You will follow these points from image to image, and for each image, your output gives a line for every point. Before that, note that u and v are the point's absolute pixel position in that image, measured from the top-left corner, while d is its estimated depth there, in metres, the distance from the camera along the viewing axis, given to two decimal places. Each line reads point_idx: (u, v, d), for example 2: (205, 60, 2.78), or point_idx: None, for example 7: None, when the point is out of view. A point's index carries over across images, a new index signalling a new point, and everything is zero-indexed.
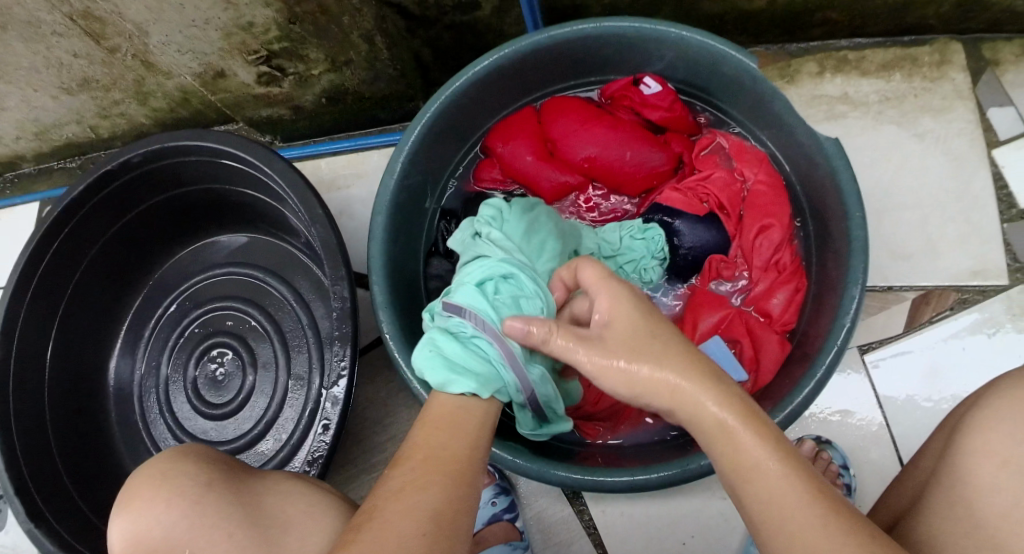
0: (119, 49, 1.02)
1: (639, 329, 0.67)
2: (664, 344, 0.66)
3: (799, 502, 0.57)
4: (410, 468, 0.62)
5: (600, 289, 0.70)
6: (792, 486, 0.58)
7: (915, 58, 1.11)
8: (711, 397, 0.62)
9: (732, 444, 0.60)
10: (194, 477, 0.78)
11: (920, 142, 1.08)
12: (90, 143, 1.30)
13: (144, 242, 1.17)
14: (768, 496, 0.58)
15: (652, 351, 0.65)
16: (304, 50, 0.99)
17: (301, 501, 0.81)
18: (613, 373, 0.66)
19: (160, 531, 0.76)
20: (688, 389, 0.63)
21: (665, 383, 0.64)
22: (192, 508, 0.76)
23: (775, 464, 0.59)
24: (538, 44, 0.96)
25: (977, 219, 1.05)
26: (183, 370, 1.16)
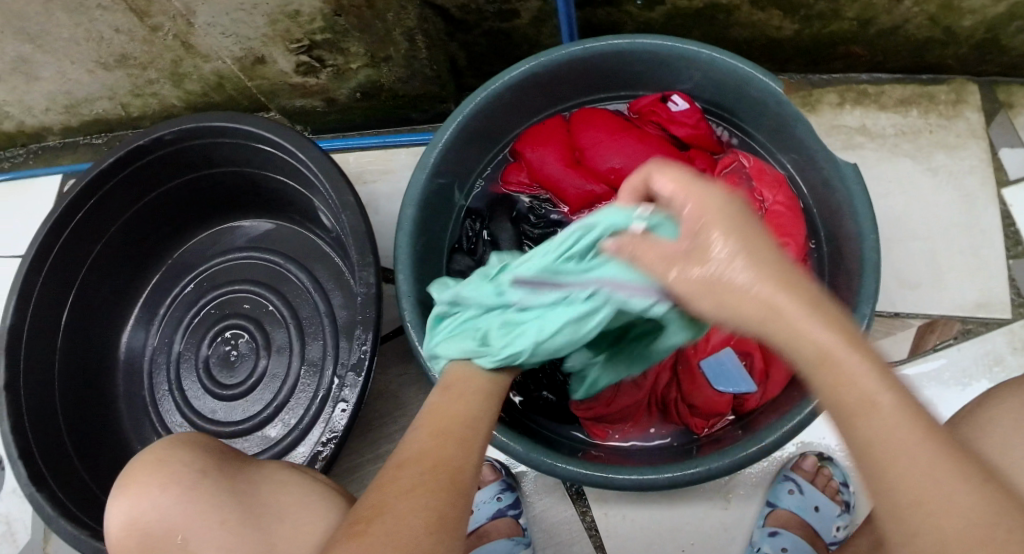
0: (161, 28, 1.04)
1: (740, 228, 0.55)
2: (771, 258, 0.54)
3: (909, 446, 0.49)
4: (417, 469, 0.58)
5: (690, 197, 0.57)
6: (902, 426, 0.49)
7: (932, 96, 1.15)
8: (817, 320, 0.52)
9: (839, 374, 0.51)
10: (188, 465, 0.77)
11: (933, 176, 1.12)
12: (118, 120, 1.32)
13: (167, 220, 1.18)
14: (873, 437, 0.49)
15: (754, 260, 0.54)
16: (345, 43, 1.01)
17: (297, 491, 0.80)
18: (721, 283, 0.55)
19: (156, 516, 0.76)
20: (793, 310, 0.52)
21: (763, 298, 0.53)
22: (187, 495, 0.76)
23: (885, 398, 0.50)
24: (574, 55, 0.99)
25: (983, 254, 1.09)
26: (196, 349, 1.17)
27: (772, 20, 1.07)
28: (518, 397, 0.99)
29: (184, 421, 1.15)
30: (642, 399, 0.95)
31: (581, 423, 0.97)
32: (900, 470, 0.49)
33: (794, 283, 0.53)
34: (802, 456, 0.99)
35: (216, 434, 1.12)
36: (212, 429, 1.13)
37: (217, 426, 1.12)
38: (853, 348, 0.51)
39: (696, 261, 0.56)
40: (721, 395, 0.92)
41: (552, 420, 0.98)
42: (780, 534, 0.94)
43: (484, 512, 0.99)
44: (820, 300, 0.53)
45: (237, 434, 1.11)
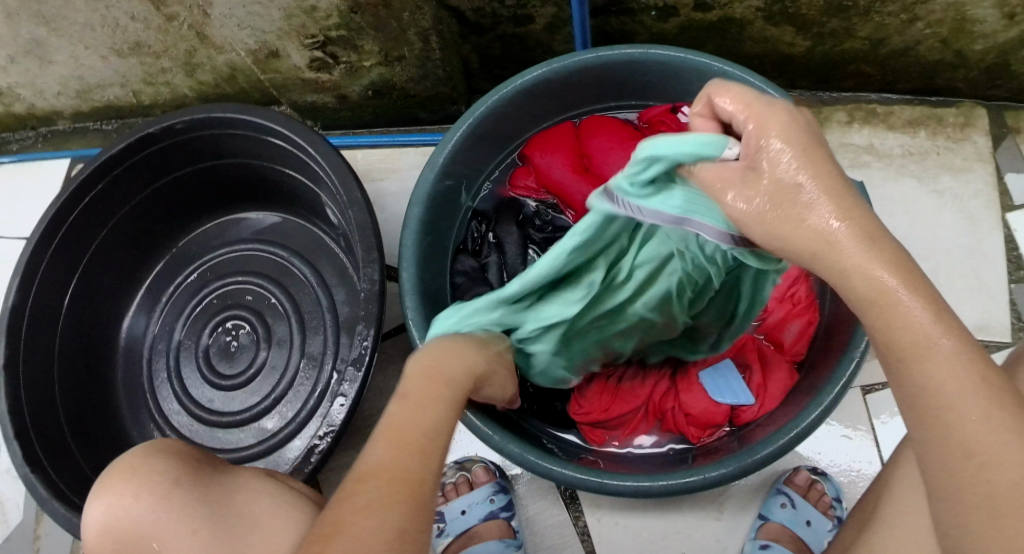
0: (177, 17, 1.04)
1: (805, 150, 0.56)
2: (835, 182, 0.56)
3: (972, 392, 0.54)
4: (376, 486, 0.57)
5: (752, 117, 0.58)
6: (965, 374, 0.54)
7: (940, 118, 1.16)
8: (883, 264, 0.55)
9: (903, 321, 0.55)
10: (162, 473, 0.79)
11: (938, 198, 1.12)
12: (129, 108, 1.32)
13: (173, 208, 1.19)
14: (937, 384, 0.54)
15: (819, 184, 0.55)
16: (359, 40, 1.02)
17: (269, 499, 0.82)
18: (772, 201, 0.56)
19: (129, 522, 0.78)
20: (852, 245, 0.55)
21: (821, 233, 0.55)
22: (158, 502, 0.78)
23: (948, 346, 0.54)
24: (587, 62, 0.99)
25: (985, 278, 1.09)
26: (196, 338, 1.17)
27: (784, 36, 1.08)
28: None
29: (180, 409, 1.15)
30: (640, 405, 0.95)
31: (579, 428, 0.98)
32: (962, 414, 0.54)
33: (865, 222, 0.55)
34: (795, 471, 0.99)
35: (213, 423, 1.12)
36: (208, 418, 1.13)
37: (214, 416, 1.13)
38: (919, 294, 0.55)
39: (759, 187, 0.57)
40: (718, 406, 0.92)
41: (549, 423, 0.99)
42: (770, 547, 0.94)
43: (476, 513, 0.98)
44: (884, 244, 0.56)
45: (234, 425, 1.11)
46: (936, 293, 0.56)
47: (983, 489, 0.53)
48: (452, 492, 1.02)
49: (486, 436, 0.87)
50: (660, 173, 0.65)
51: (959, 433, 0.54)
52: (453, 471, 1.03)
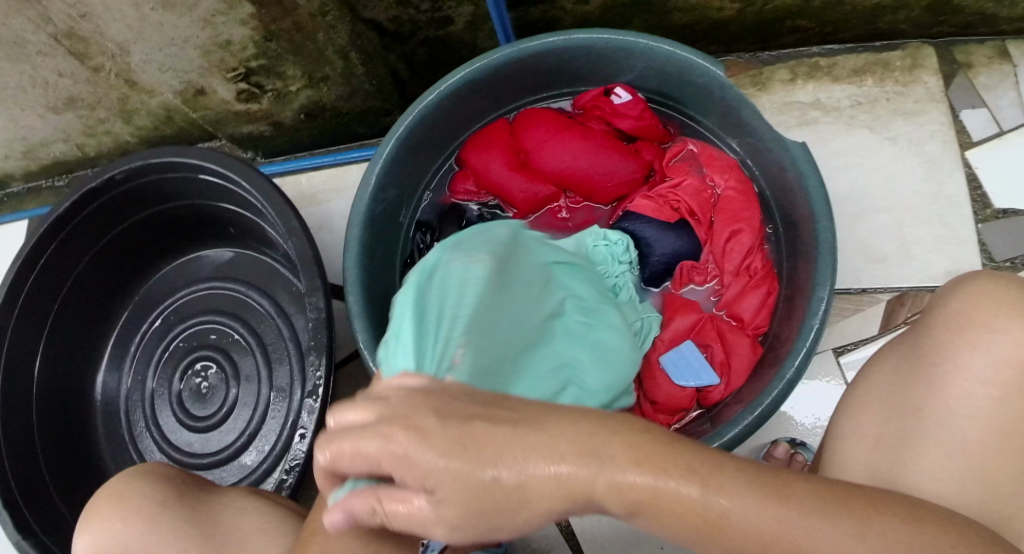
0: (103, 68, 1.04)
1: (466, 457, 0.48)
2: (468, 418, 0.50)
3: (771, 513, 0.50)
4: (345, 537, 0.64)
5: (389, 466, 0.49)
6: (756, 498, 0.50)
7: (887, 63, 1.14)
8: (621, 462, 0.49)
9: (674, 510, 0.49)
10: (149, 497, 0.79)
11: (892, 145, 1.11)
12: (76, 161, 1.32)
13: (130, 257, 1.19)
14: (728, 526, 0.50)
15: (429, 443, 0.49)
16: (281, 67, 1.01)
17: (258, 515, 0.80)
18: (518, 516, 0.49)
19: (120, 547, 0.78)
20: (546, 485, 0.49)
21: (557, 508, 0.49)
22: (145, 527, 0.77)
23: (721, 494, 0.49)
24: (510, 57, 0.96)
25: (949, 222, 1.08)
26: (168, 384, 1.17)
27: (711, 2, 1.05)
28: None
29: (162, 456, 1.16)
30: None
31: None
32: (753, 542, 0.50)
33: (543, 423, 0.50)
34: (773, 444, 0.99)
35: (195, 465, 1.13)
36: (189, 462, 1.13)
37: (195, 458, 1.13)
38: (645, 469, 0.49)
39: (402, 471, 0.49)
40: (683, 390, 0.91)
41: None
42: None
43: None
44: None
45: (215, 466, 1.12)
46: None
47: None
48: None
49: None
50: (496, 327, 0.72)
51: (771, 543, 0.50)
52: None
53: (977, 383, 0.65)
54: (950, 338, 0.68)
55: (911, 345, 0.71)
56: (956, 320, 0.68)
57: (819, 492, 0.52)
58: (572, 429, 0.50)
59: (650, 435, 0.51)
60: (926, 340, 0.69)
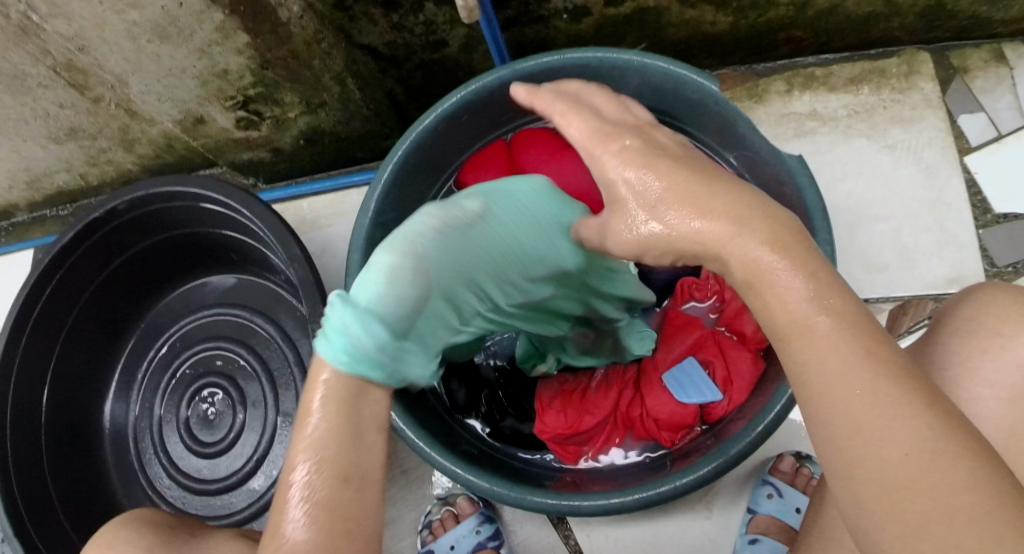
0: (103, 98, 1.05)
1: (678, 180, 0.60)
2: (685, 174, 0.61)
3: (857, 375, 0.51)
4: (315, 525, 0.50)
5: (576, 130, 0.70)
6: (848, 342, 0.52)
7: (884, 70, 1.14)
8: (760, 245, 0.55)
9: (793, 325, 0.54)
10: (136, 543, 0.78)
11: (891, 153, 1.11)
12: (79, 190, 1.33)
13: (135, 285, 1.20)
14: (824, 357, 0.52)
15: (657, 166, 0.62)
16: (278, 94, 1.02)
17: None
18: (689, 233, 0.58)
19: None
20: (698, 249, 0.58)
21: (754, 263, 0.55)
22: None
23: (827, 320, 0.53)
24: (505, 78, 0.97)
25: (950, 227, 1.08)
26: (175, 410, 1.18)
27: (704, 16, 1.05)
28: (485, 429, 0.99)
29: (171, 482, 1.16)
30: (607, 418, 0.94)
31: (549, 447, 0.96)
32: (846, 402, 0.51)
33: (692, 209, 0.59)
34: (779, 457, 0.98)
35: (204, 492, 1.13)
36: (198, 488, 1.14)
37: (203, 484, 1.14)
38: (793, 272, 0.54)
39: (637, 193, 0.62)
40: (685, 407, 0.91)
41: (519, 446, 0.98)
42: (760, 542, 0.93)
43: (465, 546, 0.97)
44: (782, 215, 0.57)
45: (224, 491, 1.12)
46: (823, 265, 0.55)
47: (870, 481, 0.50)
48: (439, 528, 1.00)
49: (455, 476, 0.87)
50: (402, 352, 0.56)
51: (863, 424, 0.51)
52: (437, 507, 1.02)
53: (987, 387, 0.67)
54: (965, 356, 0.68)
55: (926, 355, 0.71)
56: (968, 324, 0.69)
57: (906, 372, 0.52)
58: (766, 215, 0.57)
59: (795, 236, 0.56)
60: (937, 352, 0.71)
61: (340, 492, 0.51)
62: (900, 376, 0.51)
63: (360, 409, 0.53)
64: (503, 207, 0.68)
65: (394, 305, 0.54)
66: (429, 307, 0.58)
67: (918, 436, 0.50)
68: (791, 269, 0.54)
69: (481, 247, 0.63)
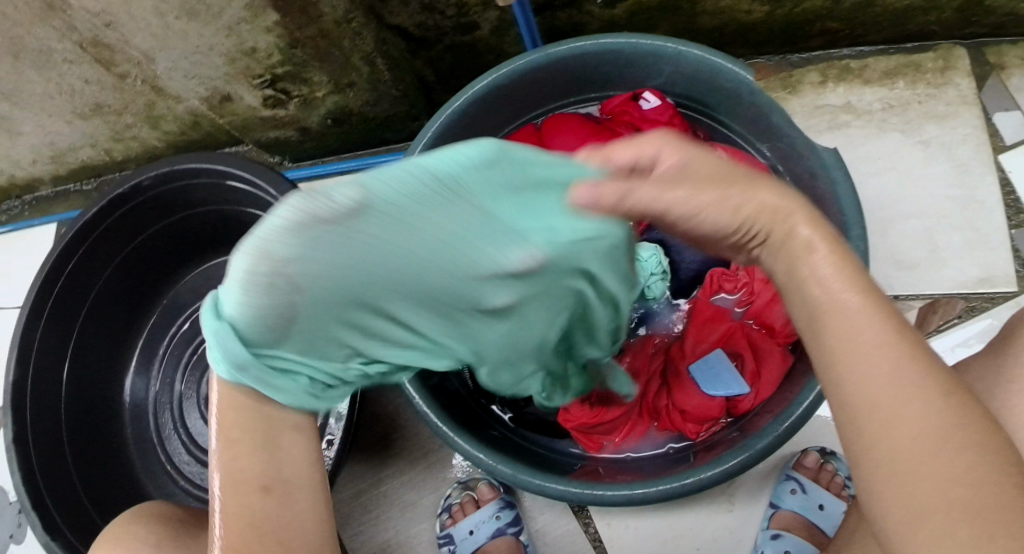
0: (129, 75, 1.04)
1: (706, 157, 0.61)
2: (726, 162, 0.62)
3: (880, 357, 0.51)
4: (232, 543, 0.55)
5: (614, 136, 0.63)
6: (879, 320, 0.52)
7: (918, 65, 1.12)
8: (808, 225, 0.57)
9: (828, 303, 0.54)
10: (144, 540, 0.77)
11: (925, 149, 1.09)
12: (104, 166, 1.33)
13: (158, 261, 1.20)
14: (852, 336, 0.52)
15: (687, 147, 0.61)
16: (306, 73, 1.01)
17: None
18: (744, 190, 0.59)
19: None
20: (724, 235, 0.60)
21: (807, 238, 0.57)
22: None
23: (860, 300, 0.53)
24: (536, 62, 0.95)
25: (982, 227, 1.07)
26: (196, 387, 1.18)
27: (740, 5, 1.04)
28: (509, 414, 0.99)
29: (190, 458, 1.17)
30: (633, 407, 0.94)
31: (572, 435, 0.96)
32: (870, 379, 0.51)
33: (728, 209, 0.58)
34: (803, 453, 0.97)
35: None
36: None
37: None
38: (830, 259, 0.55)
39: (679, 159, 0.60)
40: (711, 400, 0.90)
41: (542, 433, 0.98)
42: (782, 537, 0.92)
43: (484, 532, 0.97)
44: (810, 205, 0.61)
45: None
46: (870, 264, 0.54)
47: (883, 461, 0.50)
48: (459, 512, 1.00)
49: (477, 461, 0.87)
50: (271, 368, 0.57)
51: (882, 406, 0.50)
52: (457, 491, 1.02)
53: None
54: None
55: None
56: None
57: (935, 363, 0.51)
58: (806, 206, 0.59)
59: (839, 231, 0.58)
60: None
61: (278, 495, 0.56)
62: (928, 366, 0.51)
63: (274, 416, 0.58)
64: (396, 175, 0.51)
65: (244, 318, 0.53)
66: (298, 320, 0.54)
67: (936, 421, 0.49)
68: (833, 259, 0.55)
69: (372, 238, 0.51)
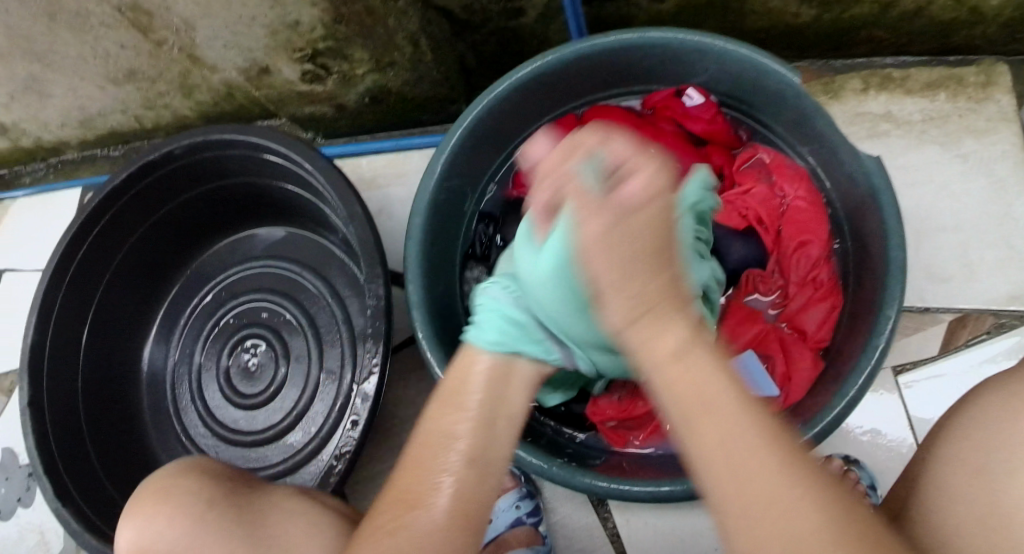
0: (166, 42, 1.03)
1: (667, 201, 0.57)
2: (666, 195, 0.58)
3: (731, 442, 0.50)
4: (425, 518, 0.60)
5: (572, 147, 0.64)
6: (713, 361, 0.52)
7: (961, 78, 1.11)
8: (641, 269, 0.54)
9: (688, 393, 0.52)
10: (194, 495, 0.76)
11: (963, 163, 1.08)
12: (133, 133, 1.32)
13: (183, 232, 1.19)
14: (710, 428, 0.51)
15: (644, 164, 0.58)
16: (349, 49, 1.00)
17: (304, 519, 0.79)
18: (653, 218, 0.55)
19: (163, 545, 0.75)
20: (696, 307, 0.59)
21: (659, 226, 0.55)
22: (192, 526, 0.75)
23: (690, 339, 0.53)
24: (581, 52, 0.94)
25: (1017, 245, 1.06)
26: (216, 359, 1.18)
27: (787, 7, 1.03)
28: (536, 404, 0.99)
29: (206, 431, 1.16)
30: None
31: (600, 429, 0.96)
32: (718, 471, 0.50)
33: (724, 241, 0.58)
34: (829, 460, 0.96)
35: (239, 443, 1.13)
36: (234, 438, 1.14)
37: (239, 436, 1.13)
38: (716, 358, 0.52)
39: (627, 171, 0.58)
40: None
41: (569, 425, 0.97)
42: None
43: (502, 521, 0.97)
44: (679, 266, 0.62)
45: (260, 443, 1.12)
46: None
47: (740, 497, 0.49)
48: None
49: None
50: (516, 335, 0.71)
51: (717, 439, 0.50)
52: None
53: None
54: None
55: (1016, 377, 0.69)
56: None
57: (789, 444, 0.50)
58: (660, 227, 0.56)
59: None
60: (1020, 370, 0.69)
61: (467, 480, 0.61)
62: (791, 450, 0.50)
63: (505, 397, 0.67)
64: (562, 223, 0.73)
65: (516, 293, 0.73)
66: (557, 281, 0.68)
67: (813, 509, 0.47)
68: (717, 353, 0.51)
69: None
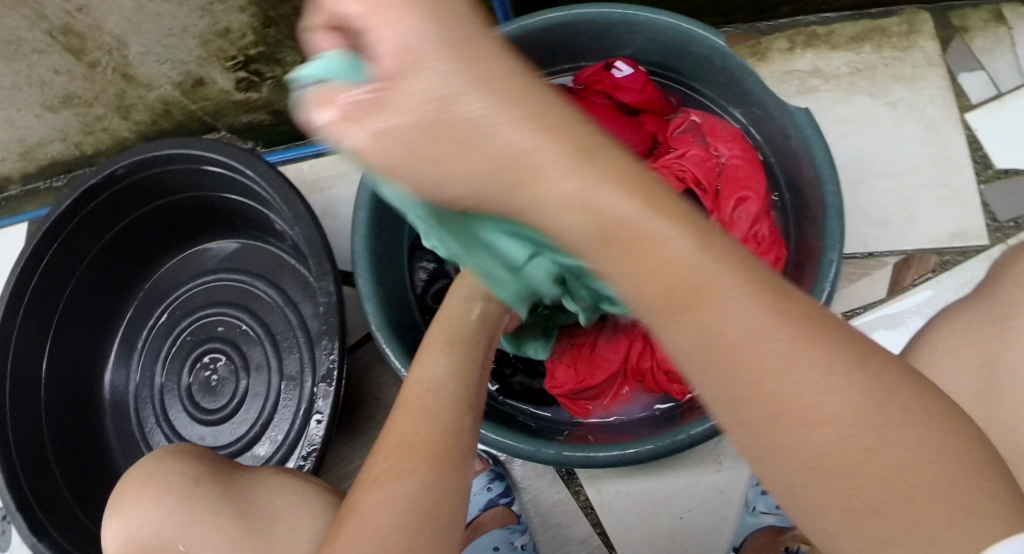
0: (99, 63, 1.03)
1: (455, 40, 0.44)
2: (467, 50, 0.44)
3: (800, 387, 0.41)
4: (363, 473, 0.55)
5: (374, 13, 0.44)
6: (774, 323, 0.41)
7: (884, 29, 1.14)
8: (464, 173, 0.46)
9: (650, 258, 0.41)
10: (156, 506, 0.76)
11: (893, 110, 1.11)
12: (75, 160, 1.31)
13: (132, 254, 1.18)
14: (724, 326, 0.41)
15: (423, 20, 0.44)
16: (280, 53, 1.01)
17: (293, 492, 0.78)
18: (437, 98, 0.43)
19: (151, 529, 0.75)
20: (483, 163, 0.43)
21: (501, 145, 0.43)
22: (181, 503, 0.75)
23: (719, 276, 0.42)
24: (511, 34, 0.95)
25: (953, 183, 1.08)
26: (177, 379, 1.17)
27: None
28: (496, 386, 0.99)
29: None
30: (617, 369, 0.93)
31: (560, 402, 0.96)
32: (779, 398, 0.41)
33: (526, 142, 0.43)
34: None
35: None
36: None
37: None
38: (609, 182, 0.42)
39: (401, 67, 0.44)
40: None
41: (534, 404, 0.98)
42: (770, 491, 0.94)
43: (476, 503, 1.00)
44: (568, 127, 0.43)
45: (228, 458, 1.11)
46: None
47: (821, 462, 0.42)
48: None
49: None
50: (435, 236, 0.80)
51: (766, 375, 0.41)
52: None
53: None
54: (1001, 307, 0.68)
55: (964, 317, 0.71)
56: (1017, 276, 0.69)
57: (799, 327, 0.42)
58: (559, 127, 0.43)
59: None
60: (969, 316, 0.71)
61: None
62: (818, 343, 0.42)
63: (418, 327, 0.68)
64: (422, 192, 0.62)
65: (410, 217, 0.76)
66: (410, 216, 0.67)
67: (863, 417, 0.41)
68: (617, 185, 0.42)
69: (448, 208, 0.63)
